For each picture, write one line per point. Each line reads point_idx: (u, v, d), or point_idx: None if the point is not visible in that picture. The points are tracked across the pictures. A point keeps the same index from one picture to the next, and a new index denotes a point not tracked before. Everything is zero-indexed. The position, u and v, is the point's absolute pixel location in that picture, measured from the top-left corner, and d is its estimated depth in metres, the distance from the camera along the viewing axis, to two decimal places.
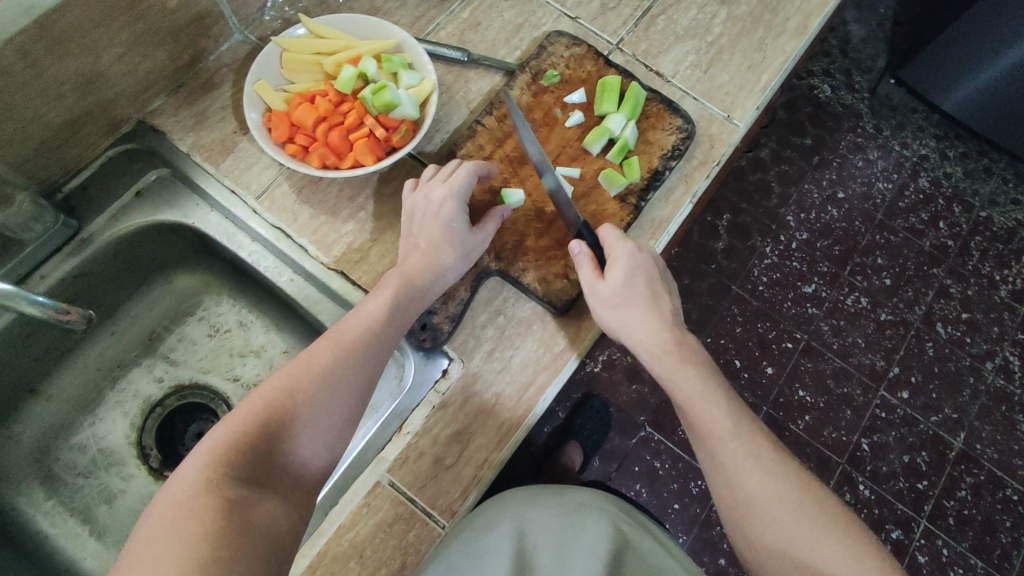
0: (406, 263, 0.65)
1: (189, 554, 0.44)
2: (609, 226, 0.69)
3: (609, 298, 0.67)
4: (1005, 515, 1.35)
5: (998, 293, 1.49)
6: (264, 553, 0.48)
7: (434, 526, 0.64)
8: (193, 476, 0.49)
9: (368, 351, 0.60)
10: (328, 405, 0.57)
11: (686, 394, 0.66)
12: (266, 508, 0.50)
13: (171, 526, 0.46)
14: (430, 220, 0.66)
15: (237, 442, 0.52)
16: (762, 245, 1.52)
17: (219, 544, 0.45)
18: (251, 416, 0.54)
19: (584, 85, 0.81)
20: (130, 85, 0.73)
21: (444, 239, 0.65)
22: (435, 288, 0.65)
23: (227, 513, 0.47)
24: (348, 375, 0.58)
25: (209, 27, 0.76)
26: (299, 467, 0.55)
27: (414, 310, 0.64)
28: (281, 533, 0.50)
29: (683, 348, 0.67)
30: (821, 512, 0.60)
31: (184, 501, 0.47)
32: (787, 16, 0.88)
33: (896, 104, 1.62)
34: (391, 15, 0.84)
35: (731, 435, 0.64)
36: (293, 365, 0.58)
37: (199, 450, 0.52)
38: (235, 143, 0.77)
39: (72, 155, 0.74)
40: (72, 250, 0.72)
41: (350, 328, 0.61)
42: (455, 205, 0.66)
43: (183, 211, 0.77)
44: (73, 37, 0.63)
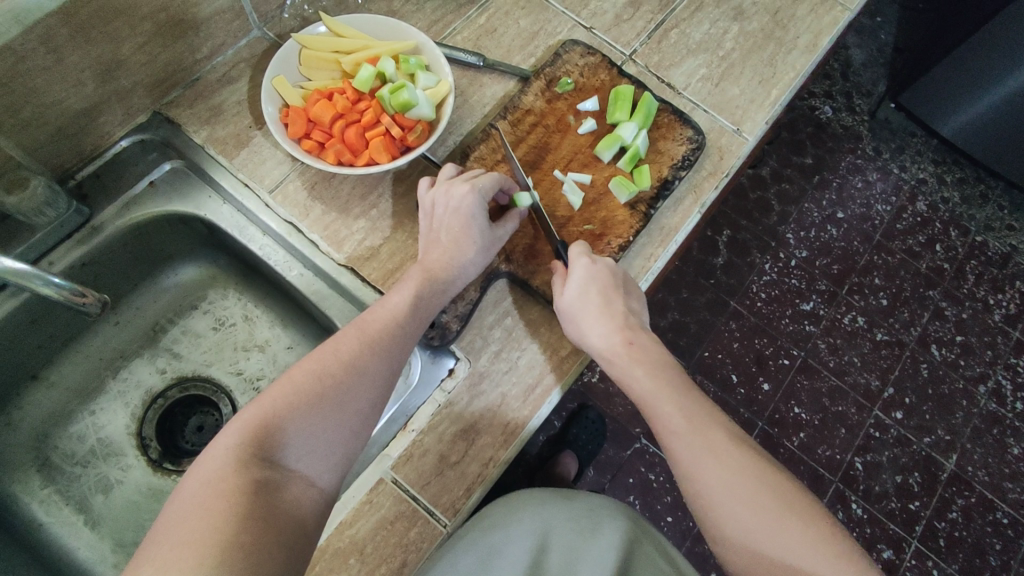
0: (429, 258, 0.67)
1: (214, 532, 0.44)
2: (578, 244, 0.70)
3: (565, 309, 0.68)
4: (996, 538, 1.35)
5: (992, 316, 1.51)
6: (286, 539, 0.47)
7: (435, 523, 0.64)
8: (224, 455, 0.50)
9: (392, 343, 0.61)
10: (354, 394, 0.57)
11: (647, 396, 0.64)
12: (288, 494, 0.50)
13: (199, 503, 0.46)
14: (452, 215, 0.66)
15: (268, 425, 0.52)
16: (761, 262, 1.53)
17: (243, 525, 0.45)
18: (282, 400, 0.54)
19: (597, 94, 0.82)
20: (148, 75, 0.74)
21: (465, 234, 0.66)
22: (458, 283, 0.67)
23: (252, 495, 0.47)
24: (374, 364, 0.59)
25: (230, 22, 0.77)
26: (323, 456, 0.54)
27: (436, 304, 0.65)
28: (301, 520, 0.50)
29: (632, 348, 0.66)
30: (780, 505, 0.57)
31: (213, 479, 0.47)
32: (797, 34, 0.90)
33: (895, 128, 1.65)
34: (407, 19, 0.85)
35: (686, 428, 0.61)
36: (323, 351, 0.58)
37: (230, 431, 0.52)
38: (250, 137, 0.77)
39: (88, 144, 0.74)
40: (83, 237, 0.72)
41: (376, 318, 0.61)
42: (477, 202, 0.67)
43: (196, 202, 0.77)
44: (96, 25, 0.63)
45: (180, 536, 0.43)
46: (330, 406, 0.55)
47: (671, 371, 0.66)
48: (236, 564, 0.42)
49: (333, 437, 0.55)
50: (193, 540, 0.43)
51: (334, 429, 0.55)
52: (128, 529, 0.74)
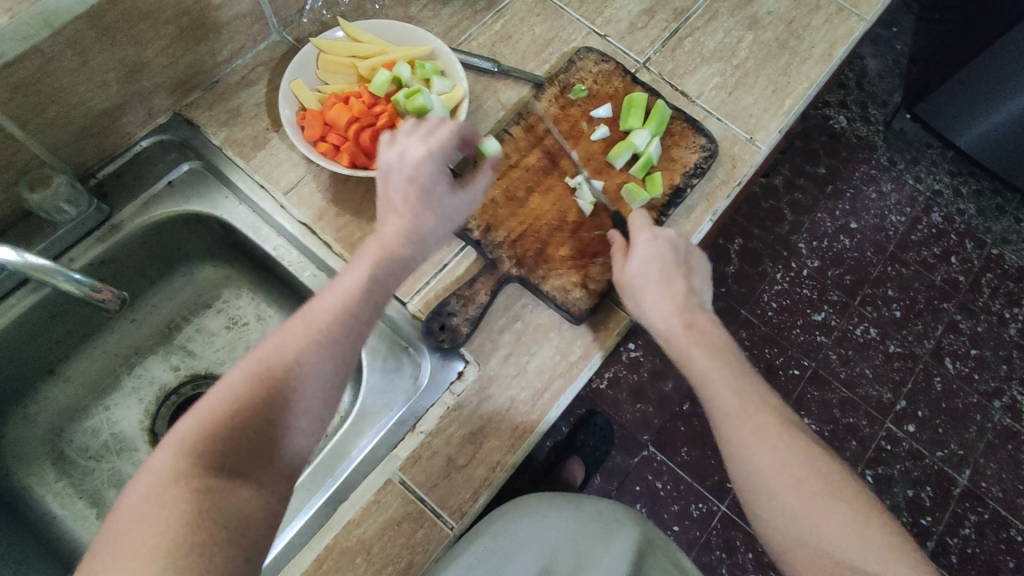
0: (384, 232, 0.60)
1: (151, 556, 0.40)
2: (639, 214, 0.71)
3: (627, 285, 0.69)
4: (1009, 556, 1.33)
5: (1007, 330, 1.49)
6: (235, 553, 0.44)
7: (442, 525, 0.64)
8: (160, 468, 0.45)
9: (345, 333, 0.54)
10: (302, 392, 0.51)
11: (697, 372, 0.62)
12: (237, 498, 0.46)
13: (135, 525, 0.42)
14: (406, 183, 0.61)
15: (207, 432, 0.47)
16: (772, 271, 1.52)
17: (184, 543, 0.42)
18: (222, 402, 0.49)
19: (610, 101, 0.82)
20: (170, 77, 0.75)
21: (423, 202, 0.61)
22: (416, 256, 0.61)
23: (192, 509, 0.43)
24: (323, 358, 0.53)
25: (250, 26, 0.79)
26: (273, 456, 0.50)
27: (394, 285, 0.59)
28: (252, 525, 0.46)
29: (692, 330, 0.64)
30: (826, 489, 0.56)
31: (147, 503, 0.43)
32: (812, 44, 0.90)
33: (911, 138, 1.64)
34: (423, 24, 0.86)
35: (737, 411, 0.60)
36: (264, 348, 0.52)
37: (163, 447, 0.46)
38: (267, 139, 0.79)
39: (110, 143, 0.76)
40: (102, 235, 0.74)
41: (322, 308, 0.55)
42: (435, 165, 0.61)
43: (212, 202, 0.78)
44: (122, 28, 0.65)
45: (116, 562, 0.40)
46: (276, 405, 0.50)
47: (724, 349, 0.64)
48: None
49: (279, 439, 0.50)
50: (130, 566, 0.40)
51: (284, 427, 0.51)
52: None
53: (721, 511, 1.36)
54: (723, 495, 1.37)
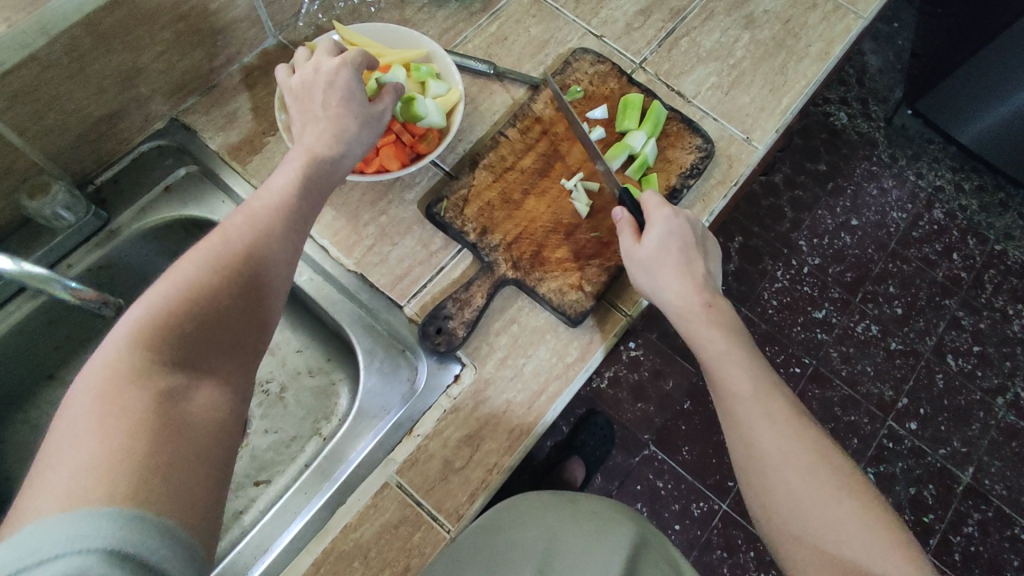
0: (308, 141, 0.61)
1: (123, 455, 0.38)
2: (652, 193, 0.69)
3: (643, 261, 0.67)
4: (1013, 553, 1.33)
5: (1011, 327, 1.48)
6: (204, 455, 0.42)
7: (439, 529, 0.64)
8: (115, 359, 0.43)
9: (286, 233, 0.55)
10: (254, 286, 0.51)
11: (713, 352, 0.63)
12: (201, 397, 0.45)
13: (95, 421, 0.39)
14: (325, 90, 0.62)
15: (162, 325, 0.45)
16: (772, 269, 1.52)
17: (157, 444, 0.40)
18: (173, 292, 0.47)
19: (606, 102, 0.82)
20: (167, 82, 0.75)
21: (344, 107, 0.62)
22: (344, 160, 0.62)
23: (157, 407, 0.41)
24: (272, 254, 0.53)
25: (246, 30, 0.79)
26: (228, 351, 0.48)
27: (324, 189, 0.60)
28: (217, 422, 0.45)
29: (711, 311, 0.65)
30: (835, 479, 0.56)
31: (105, 396, 0.41)
32: (810, 42, 0.90)
33: (913, 134, 1.63)
34: (419, 27, 0.86)
35: (751, 394, 0.60)
36: (209, 245, 0.51)
37: (113, 340, 0.44)
38: (263, 144, 0.79)
39: (107, 149, 0.76)
40: (100, 241, 0.74)
41: (264, 208, 0.55)
42: (351, 74, 0.63)
43: (209, 206, 0.78)
44: (118, 35, 0.65)
45: (78, 461, 0.37)
46: (231, 300, 0.49)
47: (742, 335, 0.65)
48: (160, 492, 0.38)
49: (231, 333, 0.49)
50: (98, 464, 0.37)
51: (239, 325, 0.49)
52: None
53: (722, 509, 1.36)
54: (724, 493, 1.38)
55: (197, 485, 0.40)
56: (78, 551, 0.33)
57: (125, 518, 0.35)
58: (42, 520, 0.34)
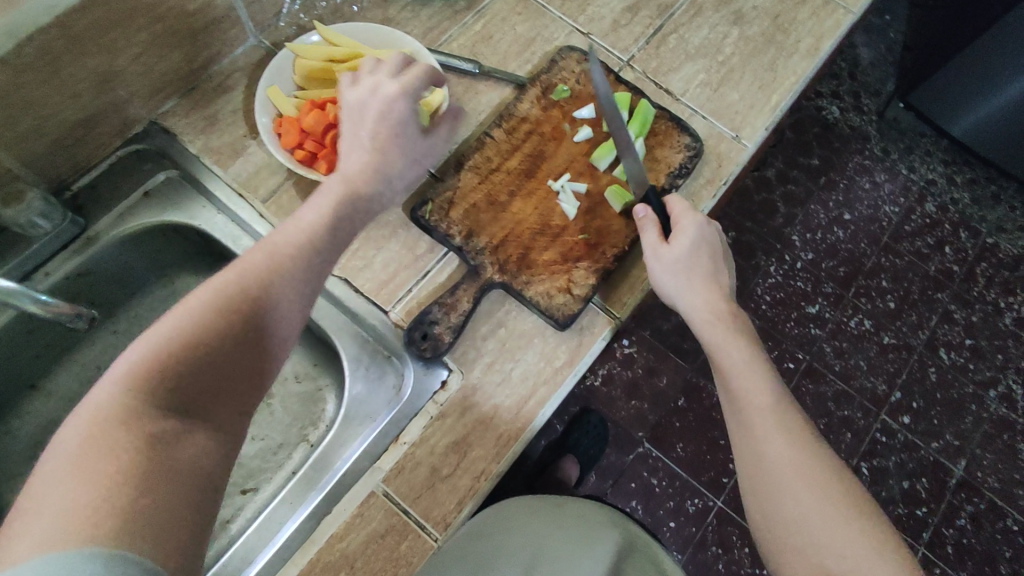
0: (349, 168, 0.63)
1: (99, 501, 0.38)
2: (678, 197, 0.71)
3: (672, 262, 0.67)
4: (1005, 545, 1.33)
5: (1002, 320, 1.48)
6: (183, 504, 0.42)
7: (426, 537, 0.63)
8: (109, 401, 0.43)
9: (302, 276, 0.55)
10: (261, 330, 0.51)
11: (735, 359, 0.63)
12: (190, 442, 0.45)
13: (81, 465, 0.40)
14: (376, 121, 0.64)
15: (167, 366, 0.45)
16: (765, 264, 1.52)
17: (139, 490, 0.40)
18: (174, 334, 0.47)
19: (593, 101, 0.81)
20: (144, 85, 0.74)
21: (393, 142, 0.65)
22: (383, 194, 0.64)
23: (145, 453, 0.42)
24: (284, 298, 0.53)
25: (225, 31, 0.77)
26: (228, 395, 0.48)
27: (359, 222, 0.62)
28: (204, 469, 0.45)
29: (735, 320, 0.65)
30: (844, 496, 0.56)
31: (95, 436, 0.41)
32: (799, 38, 0.89)
33: (904, 127, 1.63)
34: (403, 26, 0.85)
35: (770, 405, 0.60)
36: (223, 282, 0.51)
37: (115, 376, 0.44)
38: (244, 146, 0.77)
39: (84, 154, 0.74)
40: (77, 248, 0.73)
41: (286, 245, 0.55)
42: (406, 106, 0.65)
43: (190, 212, 0.77)
44: (91, 38, 0.63)
45: (59, 504, 0.38)
46: (231, 343, 0.49)
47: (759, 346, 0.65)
48: (138, 538, 0.38)
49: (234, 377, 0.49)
50: (79, 509, 0.37)
51: (242, 369, 0.49)
52: None
53: (716, 506, 1.36)
54: (719, 490, 1.37)
55: (178, 530, 0.40)
56: None
57: (98, 558, 0.36)
58: (21, 563, 0.35)
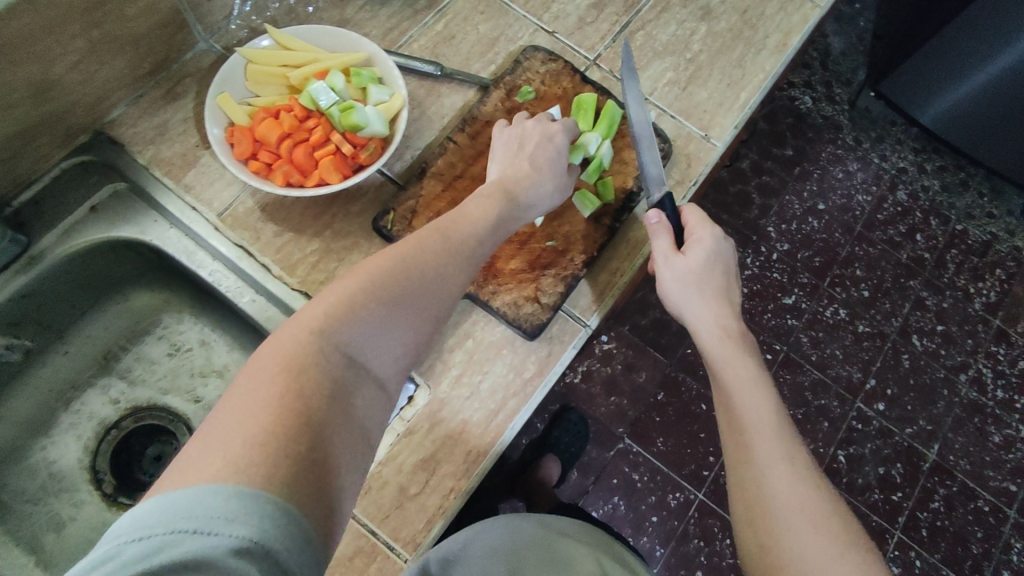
0: (507, 178, 0.66)
1: (287, 435, 0.39)
2: (695, 209, 0.70)
3: (683, 272, 0.68)
4: (977, 526, 1.36)
5: (972, 305, 1.51)
6: (345, 459, 0.43)
7: (395, 558, 0.62)
8: (303, 340, 0.45)
9: (463, 256, 0.58)
10: (425, 301, 0.54)
11: (741, 379, 0.63)
12: (359, 401, 0.46)
13: (270, 397, 0.41)
14: (540, 146, 0.69)
15: (352, 315, 0.48)
16: (742, 256, 1.52)
17: (315, 436, 0.41)
18: (363, 292, 0.50)
19: (559, 102, 0.79)
20: (87, 93, 0.70)
21: (550, 165, 0.69)
22: (534, 207, 0.67)
23: (327, 399, 0.43)
24: (449, 275, 0.56)
25: (173, 35, 0.74)
26: (390, 360, 0.51)
27: (510, 225, 0.65)
28: (362, 431, 0.46)
29: (741, 339, 0.66)
30: (843, 533, 0.54)
31: (290, 368, 0.43)
32: (767, 33, 0.88)
33: (875, 116, 1.63)
34: (361, 27, 0.82)
35: (772, 431, 0.60)
36: (399, 249, 0.55)
37: (309, 317, 0.47)
38: (197, 157, 0.74)
39: (24, 168, 0.70)
40: (20, 268, 0.69)
41: (453, 230, 0.59)
42: (564, 139, 0.71)
43: (141, 227, 0.74)
44: (22, 46, 0.59)
45: (250, 432, 0.39)
46: (405, 311, 0.52)
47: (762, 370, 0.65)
48: (305, 494, 0.38)
49: (399, 343, 0.51)
50: (266, 443, 0.38)
51: (408, 337, 0.52)
52: None
53: (698, 499, 1.37)
54: (700, 483, 1.38)
55: (332, 493, 0.40)
56: (222, 532, 0.34)
57: (267, 507, 0.36)
58: (199, 487, 0.36)
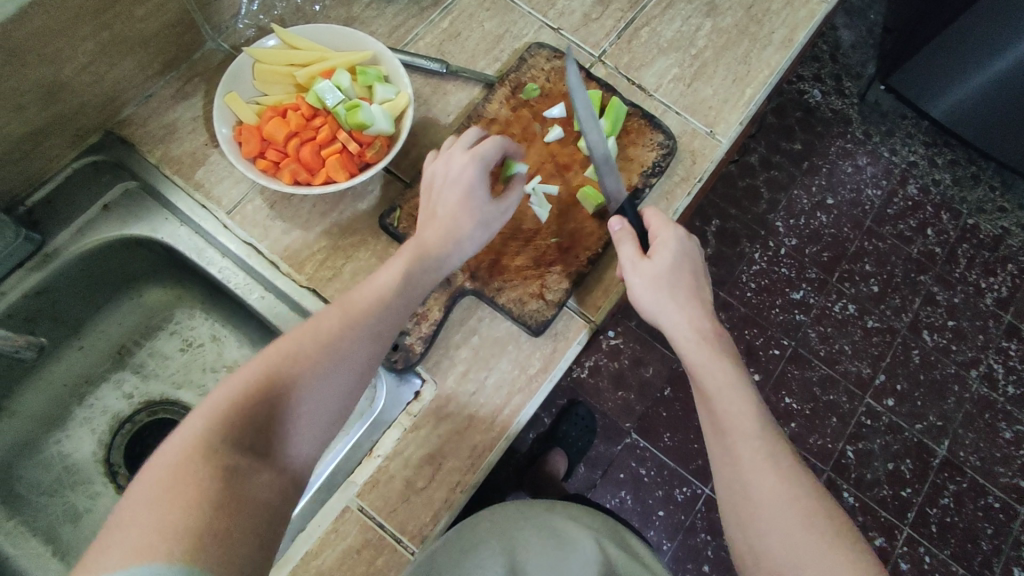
0: (424, 234, 0.65)
1: (181, 521, 0.40)
2: (656, 211, 0.70)
3: (654, 275, 0.66)
4: (987, 522, 1.36)
5: (983, 300, 1.49)
6: (255, 529, 0.44)
7: (402, 551, 0.63)
8: (195, 437, 0.46)
9: (379, 318, 0.58)
10: (333, 374, 0.55)
11: (718, 382, 0.62)
12: (263, 479, 0.48)
13: (162, 490, 0.42)
14: (449, 189, 0.66)
15: (248, 402, 0.50)
16: (750, 251, 1.51)
17: (214, 517, 0.42)
18: (258, 379, 0.51)
19: (564, 100, 0.79)
20: (98, 94, 0.71)
21: (462, 207, 0.65)
22: (453, 257, 0.65)
23: (226, 482, 0.44)
24: (358, 343, 0.57)
25: (181, 35, 0.75)
26: (297, 434, 0.53)
27: (428, 281, 0.63)
28: (271, 507, 0.47)
29: (718, 339, 0.65)
30: (835, 528, 0.56)
31: (179, 464, 0.44)
32: (773, 29, 0.87)
33: (885, 110, 1.62)
34: (368, 25, 0.82)
35: (754, 432, 0.60)
36: (303, 329, 0.56)
37: (199, 413, 0.48)
38: (206, 156, 0.75)
39: (36, 167, 0.71)
40: (35, 265, 0.70)
41: (362, 296, 0.59)
42: (477, 173, 0.66)
43: (152, 225, 0.75)
44: (34, 47, 0.60)
45: (144, 526, 0.40)
46: (306, 391, 0.53)
47: (740, 368, 0.64)
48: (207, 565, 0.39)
49: (304, 420, 0.53)
50: (163, 530, 0.40)
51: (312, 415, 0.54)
52: None
53: (705, 494, 1.37)
54: (707, 478, 1.38)
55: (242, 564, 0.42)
56: None
57: None
58: None
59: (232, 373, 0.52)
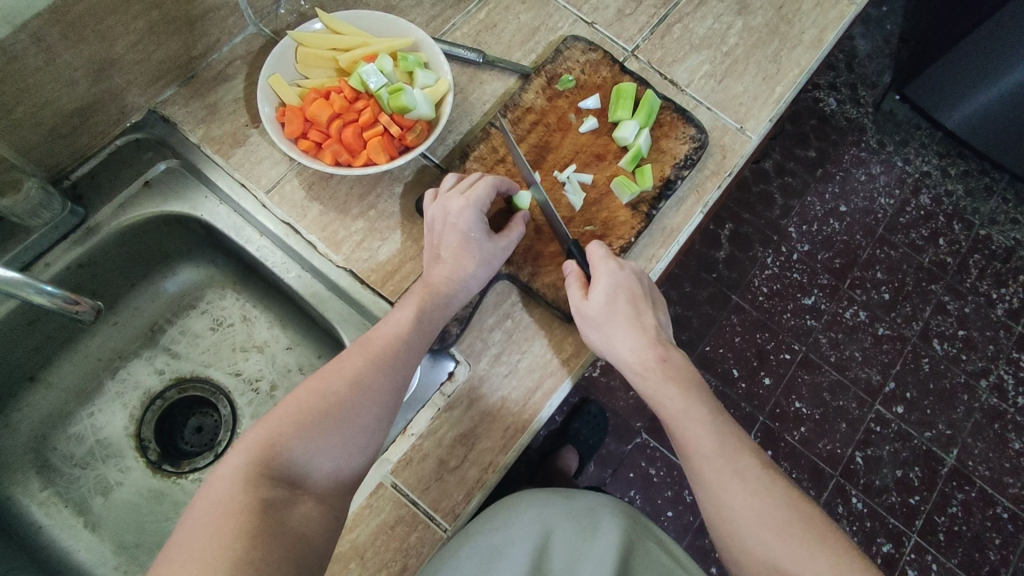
0: (431, 274, 0.67)
1: (223, 550, 0.45)
2: (597, 244, 0.68)
3: (593, 317, 0.67)
4: (995, 532, 1.36)
5: (994, 311, 1.50)
6: (294, 556, 0.48)
7: (435, 528, 0.64)
8: (234, 475, 0.51)
9: (398, 357, 0.61)
10: (360, 411, 0.58)
11: (675, 410, 0.65)
12: (300, 510, 0.52)
13: (208, 523, 0.47)
14: (449, 231, 0.66)
15: (280, 442, 0.54)
16: (763, 255, 1.52)
17: (252, 544, 0.46)
18: (289, 419, 0.56)
19: (598, 91, 0.81)
20: (142, 73, 0.72)
21: (463, 250, 0.66)
22: (459, 296, 0.66)
23: (263, 514, 0.49)
24: (380, 380, 0.60)
25: (224, 18, 0.76)
26: (334, 466, 0.56)
27: (439, 318, 0.65)
28: (309, 535, 0.51)
29: (666, 365, 0.66)
30: (808, 531, 0.59)
31: (222, 500, 0.49)
32: (803, 29, 0.88)
33: (900, 120, 1.62)
34: (406, 14, 0.84)
35: (716, 453, 0.63)
36: (328, 370, 0.60)
37: (238, 451, 0.54)
38: (246, 136, 0.76)
39: (82, 143, 0.73)
40: (78, 239, 0.72)
41: (379, 336, 0.62)
42: (473, 216, 0.66)
43: (192, 203, 0.76)
44: (88, 23, 0.62)
45: (191, 553, 0.45)
46: (337, 426, 0.56)
47: (697, 384, 0.67)
48: None
49: (338, 454, 0.56)
50: (205, 556, 0.44)
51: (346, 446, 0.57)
52: (127, 530, 0.73)
53: None
54: None
55: None
56: None
57: None
58: None
59: (267, 413, 0.57)
